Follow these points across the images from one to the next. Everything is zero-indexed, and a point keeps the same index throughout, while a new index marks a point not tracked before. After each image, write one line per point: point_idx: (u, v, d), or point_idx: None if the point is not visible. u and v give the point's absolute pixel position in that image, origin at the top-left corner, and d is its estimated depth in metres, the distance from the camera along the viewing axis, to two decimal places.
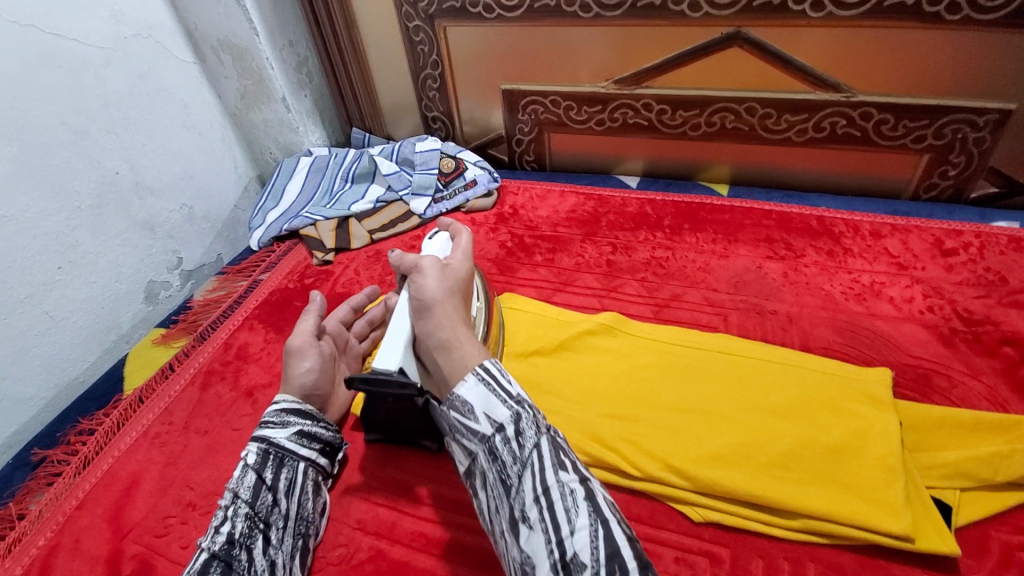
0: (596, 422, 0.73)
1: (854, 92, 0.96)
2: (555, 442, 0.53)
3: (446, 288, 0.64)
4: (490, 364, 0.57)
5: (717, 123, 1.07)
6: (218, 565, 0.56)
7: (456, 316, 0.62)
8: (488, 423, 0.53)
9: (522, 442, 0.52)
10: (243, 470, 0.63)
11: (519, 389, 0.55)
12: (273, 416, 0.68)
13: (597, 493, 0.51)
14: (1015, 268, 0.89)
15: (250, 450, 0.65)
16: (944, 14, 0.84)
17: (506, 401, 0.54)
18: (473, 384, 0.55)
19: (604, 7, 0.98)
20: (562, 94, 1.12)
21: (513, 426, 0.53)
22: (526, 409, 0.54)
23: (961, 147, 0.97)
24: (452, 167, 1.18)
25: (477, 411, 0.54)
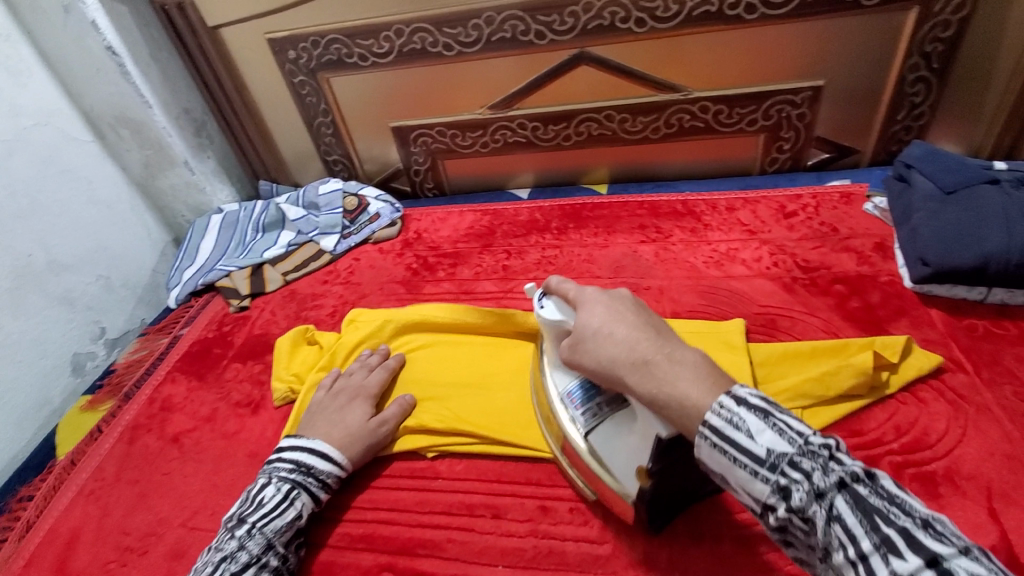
0: (490, 408, 0.81)
1: (690, 90, 1.10)
2: (857, 494, 0.42)
3: (617, 330, 0.57)
4: (715, 418, 0.47)
5: (584, 132, 1.19)
6: None
7: (652, 349, 0.54)
8: (753, 499, 0.46)
9: (810, 518, 0.43)
10: (290, 524, 0.69)
11: (767, 445, 0.45)
12: (329, 478, 0.74)
13: (957, 567, 0.37)
14: (845, 218, 1.03)
15: (302, 504, 0.71)
16: (743, 15, 0.99)
17: (756, 471, 0.45)
18: (708, 451, 0.48)
19: (464, 45, 1.10)
20: (445, 124, 1.23)
21: (780, 497, 0.44)
22: (787, 471, 0.44)
23: (788, 124, 1.12)
24: (355, 204, 1.26)
25: (732, 484, 0.47)
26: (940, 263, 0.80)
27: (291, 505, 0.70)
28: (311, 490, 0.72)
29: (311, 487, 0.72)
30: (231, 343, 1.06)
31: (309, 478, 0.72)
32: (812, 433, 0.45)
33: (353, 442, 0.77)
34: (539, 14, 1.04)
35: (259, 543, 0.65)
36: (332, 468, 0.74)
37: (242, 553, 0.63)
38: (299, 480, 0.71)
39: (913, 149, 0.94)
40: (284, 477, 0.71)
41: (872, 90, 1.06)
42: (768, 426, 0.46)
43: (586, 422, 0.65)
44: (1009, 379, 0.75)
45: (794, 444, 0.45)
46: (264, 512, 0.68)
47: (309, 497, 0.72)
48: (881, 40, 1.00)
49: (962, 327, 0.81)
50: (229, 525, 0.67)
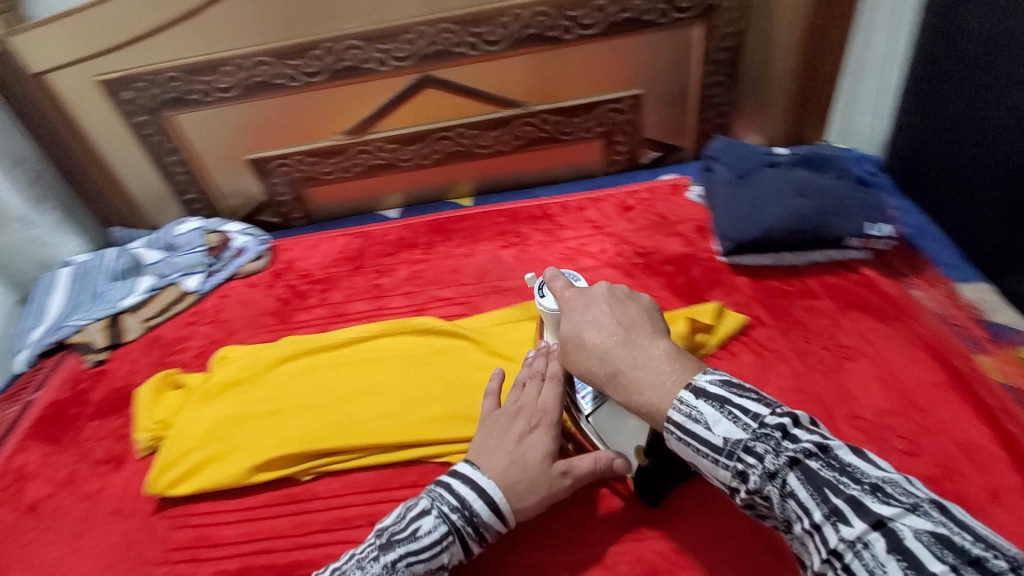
0: (362, 425, 0.85)
1: (529, 104, 1.20)
2: (809, 470, 0.48)
3: (590, 337, 0.66)
4: (677, 414, 0.56)
5: (441, 150, 1.26)
6: None
7: (621, 356, 0.63)
8: (723, 484, 0.55)
9: (768, 496, 0.50)
10: (433, 568, 0.63)
11: (723, 434, 0.53)
12: (488, 531, 0.66)
13: (908, 532, 0.42)
14: (673, 208, 1.17)
15: (451, 552, 0.64)
16: (562, 35, 1.11)
17: (716, 458, 0.53)
18: (677, 442, 0.57)
19: (309, 76, 1.13)
20: (303, 153, 1.24)
21: (740, 480, 0.52)
22: (743, 457, 0.52)
23: (619, 129, 1.25)
24: (218, 241, 1.24)
25: (698, 467, 0.56)
26: (736, 238, 0.96)
27: (443, 549, 0.64)
28: (462, 539, 0.65)
29: (466, 537, 0.65)
30: (88, 401, 1.00)
31: (466, 525, 0.65)
32: (766, 417, 0.52)
33: (532, 489, 0.67)
34: (376, 42, 1.10)
35: None
36: (494, 523, 0.66)
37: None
38: (458, 526, 0.65)
39: (715, 145, 1.10)
40: (431, 530, 0.64)
41: (682, 95, 1.22)
42: (720, 417, 0.54)
43: (589, 405, 0.71)
44: (799, 327, 0.90)
45: (750, 430, 0.52)
46: (415, 549, 0.63)
47: (456, 544, 0.65)
48: (680, 51, 1.16)
49: (763, 289, 0.96)
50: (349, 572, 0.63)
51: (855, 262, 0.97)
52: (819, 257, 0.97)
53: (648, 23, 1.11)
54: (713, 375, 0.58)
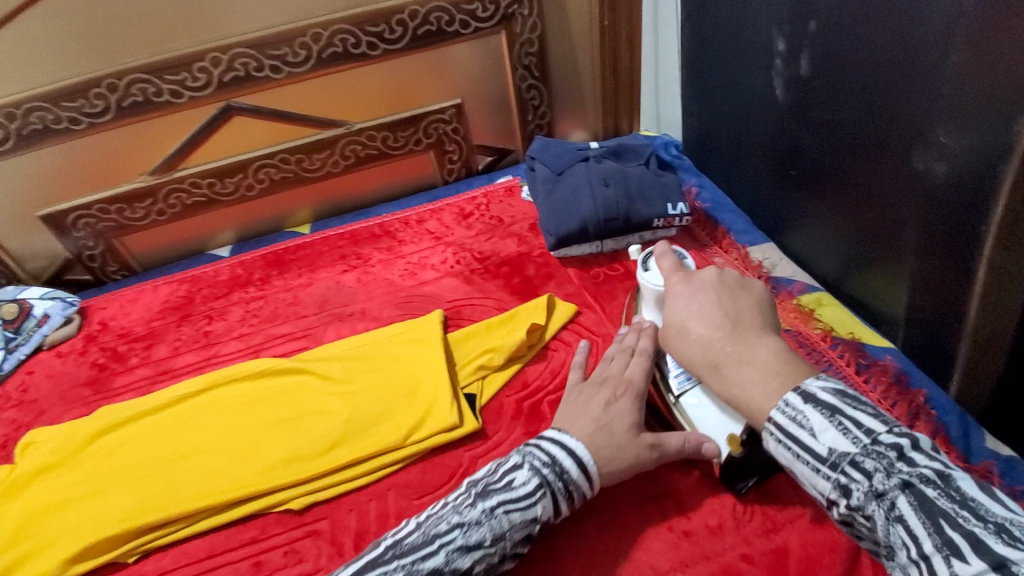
0: (187, 489, 0.78)
1: (352, 123, 1.18)
2: (923, 495, 0.44)
3: (703, 313, 0.63)
4: (780, 416, 0.52)
5: (266, 178, 1.19)
6: None
7: (724, 349, 0.59)
8: (820, 495, 0.51)
9: (871, 515, 0.47)
10: (522, 526, 0.61)
11: (829, 444, 0.49)
12: (576, 491, 0.65)
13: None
14: (508, 209, 1.21)
15: (542, 507, 0.63)
16: (368, 51, 1.10)
17: (817, 468, 0.50)
18: (775, 445, 0.53)
19: (92, 116, 1.03)
20: (105, 200, 1.12)
21: (841, 494, 0.49)
22: (848, 471, 0.48)
23: (448, 138, 1.27)
24: (15, 310, 1.09)
25: (798, 476, 0.52)
26: (558, 232, 1.00)
27: (533, 503, 0.62)
28: (562, 490, 0.64)
29: (557, 493, 0.64)
30: None
31: (562, 473, 0.64)
32: (881, 433, 0.48)
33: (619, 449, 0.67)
34: (165, 74, 1.02)
35: (490, 532, 0.58)
36: (582, 482, 0.65)
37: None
38: (547, 480, 0.63)
39: (534, 146, 1.14)
40: (538, 479, 0.63)
41: (502, 100, 1.26)
42: (829, 425, 0.50)
43: (682, 383, 0.72)
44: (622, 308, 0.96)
45: (859, 443, 0.49)
46: (507, 497, 0.61)
47: (546, 502, 0.63)
48: (491, 59, 1.19)
49: (590, 277, 1.02)
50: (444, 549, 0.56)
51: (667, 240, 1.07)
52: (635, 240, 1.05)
53: (452, 33, 1.13)
54: (826, 381, 0.53)
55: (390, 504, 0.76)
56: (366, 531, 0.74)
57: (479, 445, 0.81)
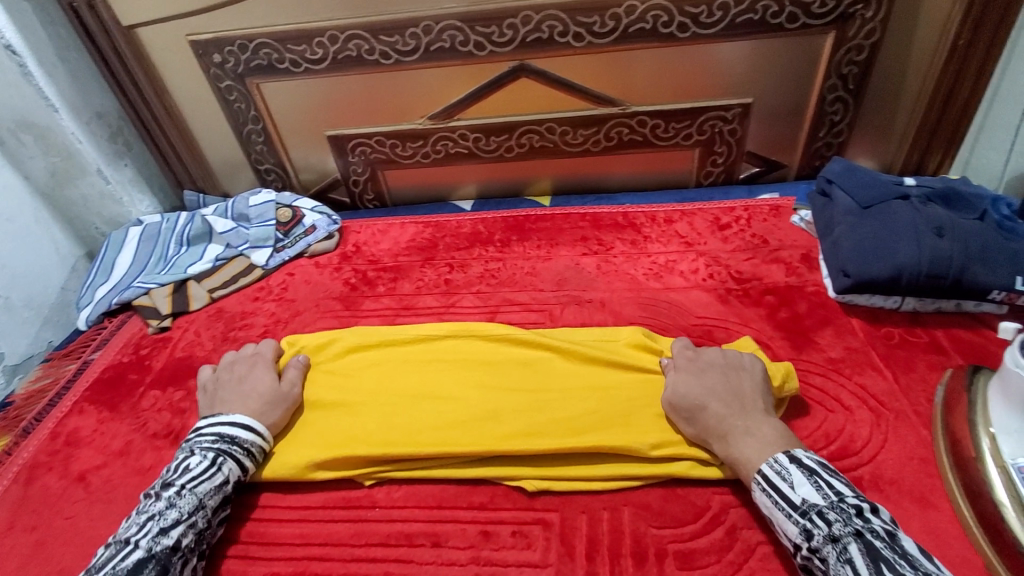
0: (434, 432, 0.77)
1: (628, 104, 1.12)
2: (871, 544, 0.54)
3: (702, 398, 0.71)
4: (768, 469, 0.63)
5: (526, 144, 1.19)
6: (156, 565, 0.61)
7: (732, 421, 0.68)
8: (789, 541, 0.60)
9: (825, 560, 0.55)
10: (215, 488, 0.70)
11: (802, 496, 0.60)
12: (253, 451, 0.75)
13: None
14: (774, 231, 1.07)
15: (228, 470, 0.72)
16: (677, 32, 1.02)
17: (790, 514, 0.60)
18: (759, 493, 0.63)
19: (401, 54, 1.08)
20: (385, 134, 1.19)
21: (804, 537, 0.58)
22: (815, 519, 0.58)
23: (721, 139, 1.16)
24: (289, 216, 1.19)
25: (776, 525, 0.61)
26: (860, 275, 0.84)
27: (219, 470, 0.71)
28: (237, 456, 0.73)
29: (236, 455, 0.73)
30: (149, 368, 0.99)
31: (225, 447, 0.73)
32: (848, 495, 0.59)
33: (270, 408, 0.79)
34: (476, 25, 1.03)
35: (189, 501, 0.67)
36: (255, 437, 0.76)
37: (172, 511, 0.65)
38: (225, 449, 0.73)
39: (834, 166, 0.99)
40: (242, 448, 0.74)
41: (796, 108, 1.11)
42: (807, 482, 0.61)
43: None
44: (921, 386, 0.79)
45: (828, 499, 0.59)
46: (192, 475, 0.69)
47: (235, 464, 0.73)
48: (802, 62, 1.05)
49: (879, 336, 0.86)
50: (228, 445, 0.73)
51: (990, 318, 0.86)
52: (949, 306, 0.86)
53: (774, 27, 1.01)
54: (811, 454, 0.64)
55: (625, 521, 0.70)
56: (598, 541, 0.69)
57: (733, 492, 0.71)
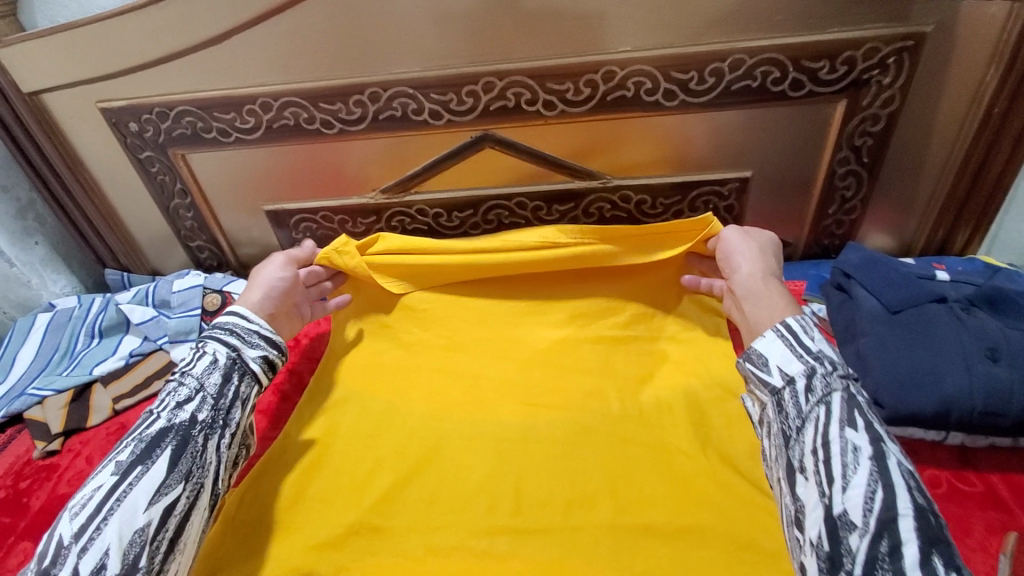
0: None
1: (609, 178, 0.97)
2: (857, 400, 0.59)
3: (756, 257, 0.79)
4: (794, 323, 0.66)
5: (494, 219, 1.04)
6: (173, 438, 0.64)
7: (764, 283, 0.75)
8: (780, 378, 0.63)
9: (810, 400, 0.60)
10: (211, 367, 0.71)
11: (818, 348, 0.63)
12: (254, 340, 0.76)
13: (893, 460, 0.53)
14: None
15: (215, 351, 0.73)
16: (663, 101, 0.88)
17: (801, 355, 0.63)
18: (773, 337, 0.66)
19: (345, 123, 0.93)
20: (331, 209, 1.04)
21: (804, 375, 0.61)
22: (823, 364, 0.61)
23: (716, 216, 1.01)
24: (218, 302, 1.03)
25: (771, 364, 0.64)
26: (896, 407, 0.68)
27: (205, 353, 0.72)
28: (220, 338, 0.74)
29: (222, 335, 0.74)
30: (25, 509, 0.81)
31: (213, 333, 0.75)
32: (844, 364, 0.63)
33: (252, 292, 0.82)
34: (431, 92, 0.89)
35: (191, 387, 0.68)
36: (235, 318, 0.77)
37: (182, 390, 0.68)
38: (209, 334, 0.75)
39: (851, 257, 0.83)
40: (222, 331, 0.75)
41: (803, 182, 0.97)
42: (824, 340, 0.64)
43: None
44: (980, 555, 0.62)
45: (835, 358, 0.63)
46: (189, 360, 0.72)
47: (222, 345, 0.73)
48: (809, 133, 0.91)
49: (922, 479, 0.68)
50: (211, 332, 0.75)
51: None
52: (1004, 442, 0.70)
53: (776, 94, 0.87)
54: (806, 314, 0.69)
55: None
56: None
57: None
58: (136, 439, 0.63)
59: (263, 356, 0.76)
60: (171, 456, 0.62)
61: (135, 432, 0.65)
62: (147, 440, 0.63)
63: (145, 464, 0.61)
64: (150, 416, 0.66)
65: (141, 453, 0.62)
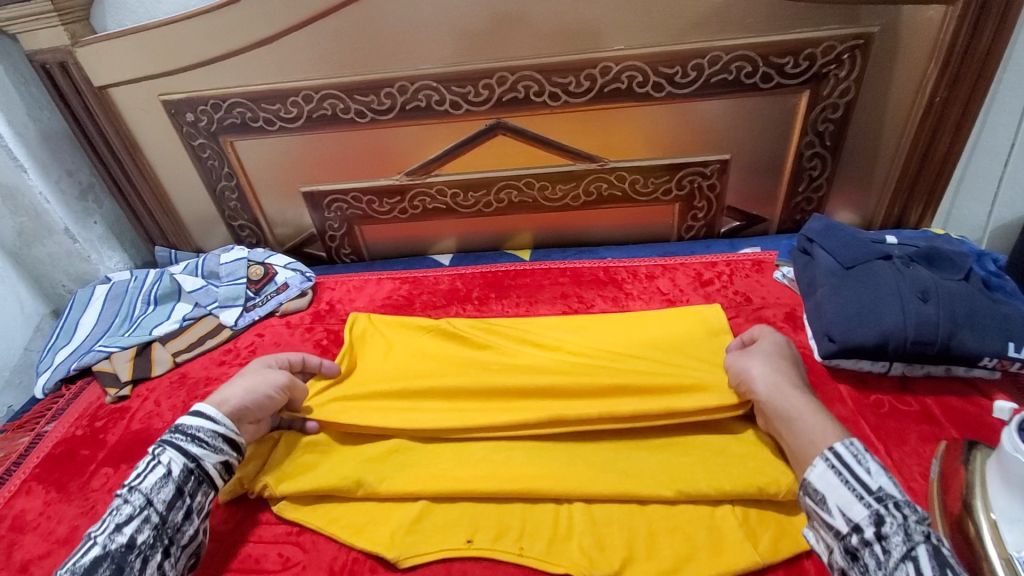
0: (459, 485, 0.76)
1: (606, 160, 1.11)
2: (939, 549, 0.53)
3: (776, 367, 0.75)
4: (845, 451, 0.61)
5: (505, 199, 1.18)
6: (107, 565, 0.61)
7: (795, 399, 0.71)
8: (844, 521, 0.58)
9: (887, 547, 0.54)
10: (163, 480, 0.68)
11: (880, 484, 0.58)
12: (215, 443, 0.72)
13: None
14: (757, 287, 1.05)
15: (168, 459, 0.69)
16: (653, 92, 1.02)
17: (862, 496, 0.58)
18: (825, 470, 0.61)
19: (377, 113, 1.07)
20: (360, 190, 1.18)
21: (873, 520, 0.56)
22: (889, 505, 0.56)
23: (700, 194, 1.15)
24: (261, 273, 1.17)
25: (832, 503, 0.59)
26: (845, 341, 0.81)
27: (159, 462, 0.69)
28: (177, 446, 0.71)
29: (178, 442, 0.71)
30: (103, 443, 0.93)
31: (172, 436, 0.72)
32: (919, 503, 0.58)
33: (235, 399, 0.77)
34: (452, 85, 1.03)
35: (138, 503, 0.65)
36: (204, 421, 0.73)
37: (126, 507, 0.65)
38: (167, 438, 0.72)
39: (814, 225, 0.97)
40: (185, 435, 0.72)
41: (776, 164, 1.11)
42: (883, 472, 0.59)
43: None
44: (916, 460, 0.75)
45: (902, 497, 0.58)
46: (140, 472, 0.69)
47: (178, 453, 0.70)
48: (778, 121, 1.06)
49: (869, 404, 0.82)
50: (171, 435, 0.72)
51: (983, 384, 0.83)
52: (938, 370, 0.84)
53: (749, 86, 1.01)
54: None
55: None
56: None
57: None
58: (70, 569, 0.60)
59: (224, 461, 0.73)
60: None
61: (70, 560, 0.62)
62: (81, 568, 0.60)
63: None
64: (89, 541, 0.63)
65: None
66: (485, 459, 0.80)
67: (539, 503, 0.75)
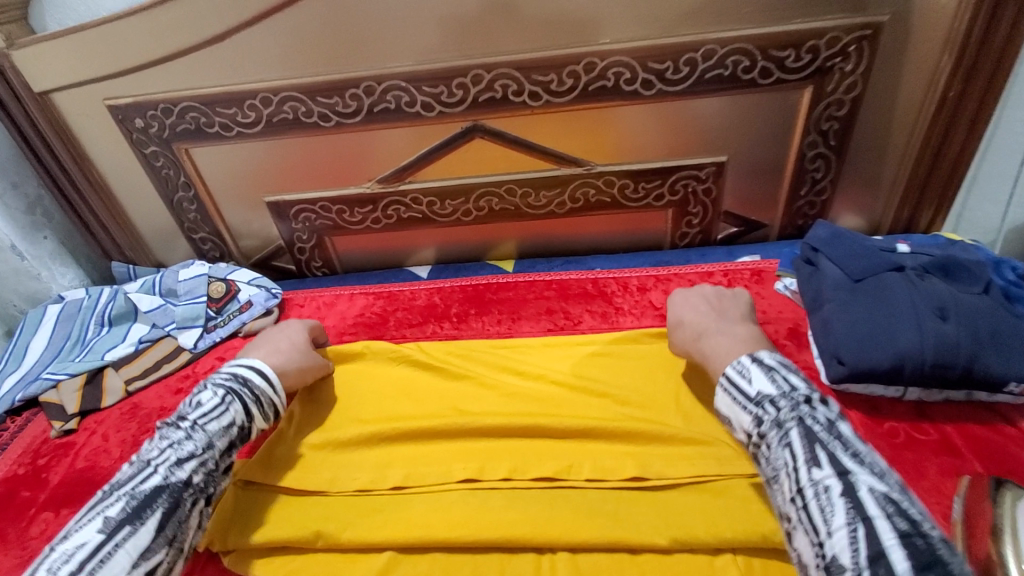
0: (431, 532, 0.68)
1: (593, 164, 1.03)
2: (811, 429, 0.55)
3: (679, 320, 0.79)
4: (730, 371, 0.64)
5: (485, 207, 1.09)
6: (166, 500, 0.59)
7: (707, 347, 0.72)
8: (742, 434, 0.61)
9: (771, 448, 0.57)
10: (226, 428, 0.67)
11: (757, 389, 0.60)
12: (267, 404, 0.74)
13: (864, 489, 0.50)
14: (757, 300, 0.97)
15: (235, 411, 0.69)
16: (642, 90, 0.94)
17: (745, 406, 0.60)
18: (718, 394, 0.64)
19: (342, 117, 0.98)
20: (329, 199, 1.09)
21: (756, 424, 0.59)
22: (765, 405, 0.58)
23: (695, 199, 1.07)
24: (222, 291, 1.07)
25: (730, 420, 0.62)
26: (856, 364, 0.74)
27: (228, 409, 0.69)
28: (245, 402, 0.71)
29: (244, 398, 0.71)
30: (45, 483, 0.85)
31: (237, 385, 0.72)
32: (801, 390, 0.59)
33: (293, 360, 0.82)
34: (423, 85, 0.95)
35: (201, 443, 0.64)
36: (266, 387, 0.74)
37: (189, 443, 0.64)
38: (235, 388, 0.71)
39: (819, 233, 0.89)
40: (252, 392, 0.72)
41: (776, 166, 1.03)
42: (763, 376, 0.61)
43: None
44: (936, 497, 0.68)
45: (781, 390, 0.59)
46: (204, 411, 0.67)
47: (241, 407, 0.70)
48: (778, 120, 0.97)
49: (883, 433, 0.75)
50: (241, 386, 0.72)
51: (1007, 409, 0.75)
52: (958, 395, 0.76)
53: (747, 82, 0.93)
54: (775, 354, 0.64)
55: None
56: None
57: None
58: (132, 495, 0.59)
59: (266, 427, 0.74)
60: (160, 520, 0.58)
61: (130, 484, 0.60)
62: (141, 497, 0.59)
63: (134, 526, 0.56)
64: (150, 469, 0.61)
65: (132, 512, 0.57)
66: (459, 501, 0.72)
67: (520, 552, 0.68)
